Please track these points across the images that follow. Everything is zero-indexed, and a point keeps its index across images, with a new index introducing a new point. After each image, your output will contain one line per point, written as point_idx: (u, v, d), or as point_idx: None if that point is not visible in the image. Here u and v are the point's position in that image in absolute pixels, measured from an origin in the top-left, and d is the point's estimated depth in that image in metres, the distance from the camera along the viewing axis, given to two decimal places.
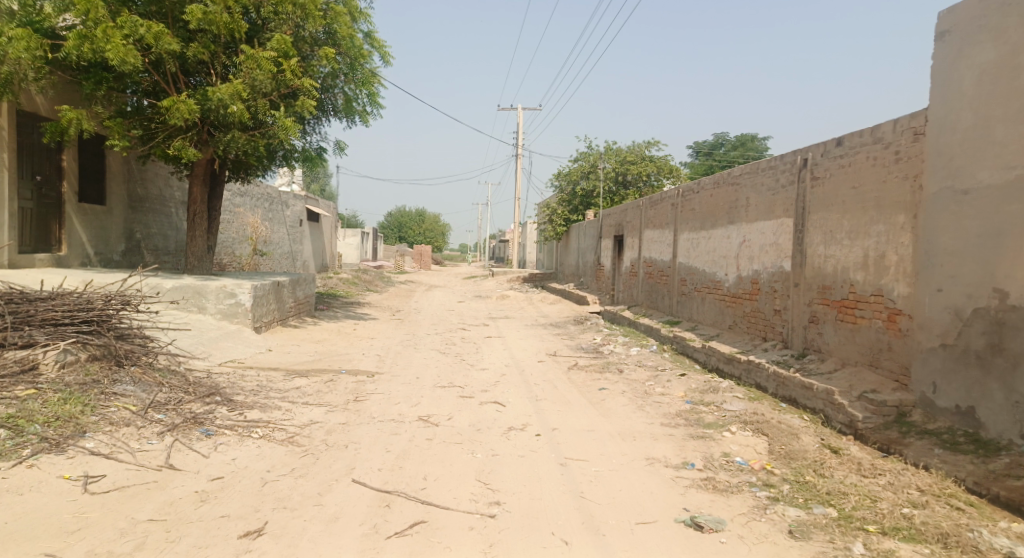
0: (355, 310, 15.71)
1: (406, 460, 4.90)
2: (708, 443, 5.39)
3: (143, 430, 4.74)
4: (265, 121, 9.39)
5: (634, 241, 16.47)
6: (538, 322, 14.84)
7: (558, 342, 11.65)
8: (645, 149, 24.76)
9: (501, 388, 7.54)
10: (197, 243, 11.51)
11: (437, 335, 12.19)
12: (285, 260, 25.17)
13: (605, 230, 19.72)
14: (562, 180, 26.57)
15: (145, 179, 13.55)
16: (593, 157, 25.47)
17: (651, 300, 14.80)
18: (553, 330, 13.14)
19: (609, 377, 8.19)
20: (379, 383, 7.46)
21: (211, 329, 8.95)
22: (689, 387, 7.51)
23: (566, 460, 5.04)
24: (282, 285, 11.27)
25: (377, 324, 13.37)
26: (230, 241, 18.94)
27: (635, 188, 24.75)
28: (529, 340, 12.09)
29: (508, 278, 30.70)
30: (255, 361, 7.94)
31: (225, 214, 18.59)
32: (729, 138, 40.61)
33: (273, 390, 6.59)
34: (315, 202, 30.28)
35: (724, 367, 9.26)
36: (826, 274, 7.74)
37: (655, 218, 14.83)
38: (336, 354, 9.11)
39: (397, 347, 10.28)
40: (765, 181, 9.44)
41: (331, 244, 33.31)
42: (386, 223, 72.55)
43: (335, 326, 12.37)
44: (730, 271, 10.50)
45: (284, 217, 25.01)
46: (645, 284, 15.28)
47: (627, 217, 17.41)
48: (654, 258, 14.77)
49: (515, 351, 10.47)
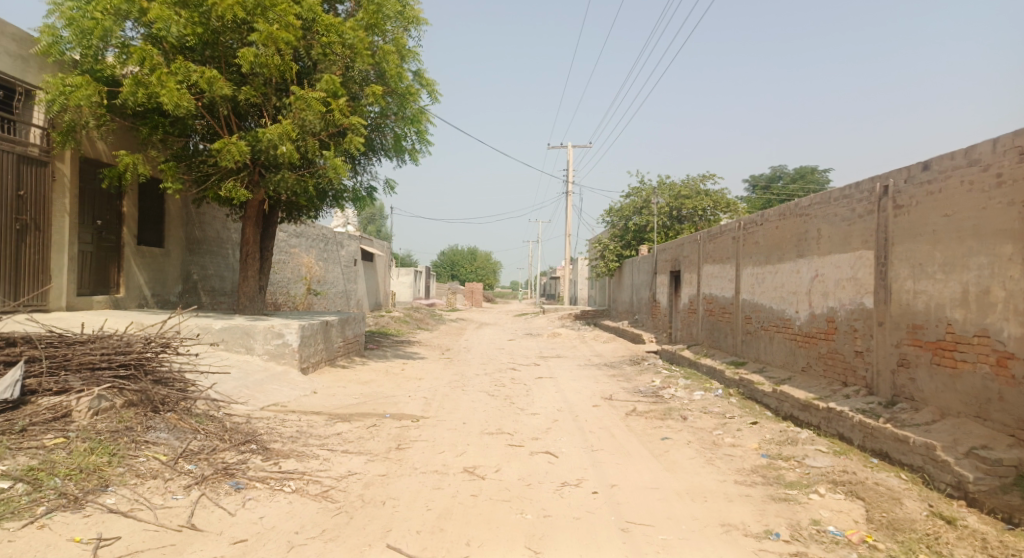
0: (405, 349, 15.44)
1: (449, 521, 4.41)
2: (793, 507, 4.70)
3: (169, 483, 4.41)
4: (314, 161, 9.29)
5: (693, 277, 15.74)
6: (592, 362, 14.21)
7: (614, 384, 11.01)
8: (701, 183, 24.09)
9: (554, 436, 6.99)
10: (248, 283, 11.47)
11: (487, 375, 11.74)
12: (338, 299, 25.31)
13: (661, 266, 19.03)
14: (614, 215, 26.07)
15: (202, 221, 13.75)
16: (646, 192, 24.93)
17: (713, 339, 13.99)
18: (608, 371, 12.49)
19: (672, 425, 7.53)
20: (425, 429, 7.03)
21: (256, 371, 8.74)
22: (763, 438, 6.78)
23: (629, 524, 4.45)
24: (331, 325, 11.04)
25: (426, 364, 13.02)
26: (284, 281, 19.11)
27: (691, 223, 24.01)
28: (583, 381, 11.49)
29: (560, 316, 30.12)
30: (298, 405, 7.64)
31: (280, 254, 18.81)
32: (787, 170, 39.40)
33: (313, 437, 6.24)
34: (368, 241, 30.63)
35: (801, 414, 8.45)
36: (917, 312, 6.96)
37: (714, 253, 14.11)
38: (382, 397, 8.75)
39: (445, 389, 9.86)
40: (838, 211, 8.73)
41: (383, 283, 33.52)
42: (439, 261, 73.24)
43: (383, 366, 12.07)
44: (802, 308, 9.73)
45: (338, 256, 25.25)
46: (706, 322, 14.49)
47: (684, 253, 16.72)
48: (714, 295, 14.02)
49: (568, 394, 9.89)
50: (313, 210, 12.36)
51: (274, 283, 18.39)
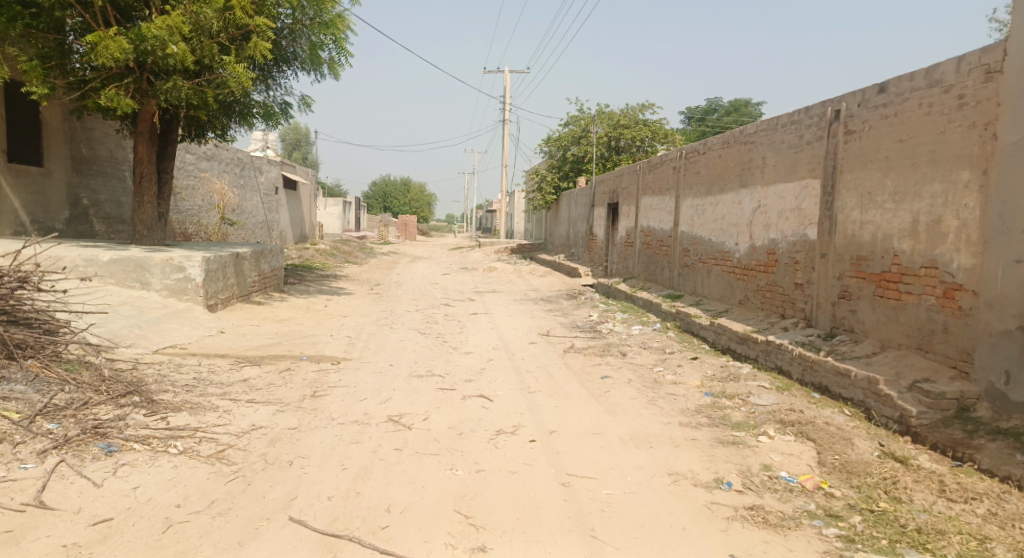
0: (330, 284, 14.55)
1: (367, 482, 3.84)
2: (743, 451, 4.38)
3: (18, 449, 3.62)
4: (213, 68, 8.08)
5: (631, 209, 15.38)
6: (528, 296, 13.78)
7: (550, 319, 10.60)
8: (640, 113, 23.57)
9: (487, 377, 6.49)
10: (144, 209, 10.25)
11: (417, 311, 11.10)
12: (258, 229, 23.80)
13: (598, 197, 18.61)
14: (551, 145, 25.33)
15: (91, 139, 12.19)
16: (584, 121, 24.23)
17: (649, 272, 13.76)
18: (545, 305, 12.08)
19: (611, 362, 7.16)
20: (345, 372, 6.38)
21: (153, 309, 7.78)
22: (705, 375, 6.50)
23: (569, 477, 4.01)
24: (242, 257, 10.01)
25: (353, 300, 12.23)
26: (195, 210, 17.62)
27: (629, 154, 23.59)
28: (518, 316, 11.04)
29: (495, 249, 29.56)
30: (200, 347, 6.82)
31: (188, 179, 17.24)
32: (722, 103, 39.42)
33: (213, 384, 5.48)
34: (292, 168, 28.83)
35: (737, 348, 8.27)
36: (862, 243, 6.71)
37: (654, 184, 13.71)
38: (300, 337, 7.99)
39: (371, 327, 9.18)
40: (785, 138, 8.35)
41: (309, 213, 31.87)
42: (370, 192, 70.89)
43: (305, 302, 11.22)
44: (742, 240, 9.48)
45: (257, 184, 23.58)
46: (643, 255, 14.24)
47: (622, 184, 16.28)
48: (652, 227, 13.71)
49: (503, 331, 9.40)
50: (218, 129, 11.05)
51: (181, 210, 16.90)
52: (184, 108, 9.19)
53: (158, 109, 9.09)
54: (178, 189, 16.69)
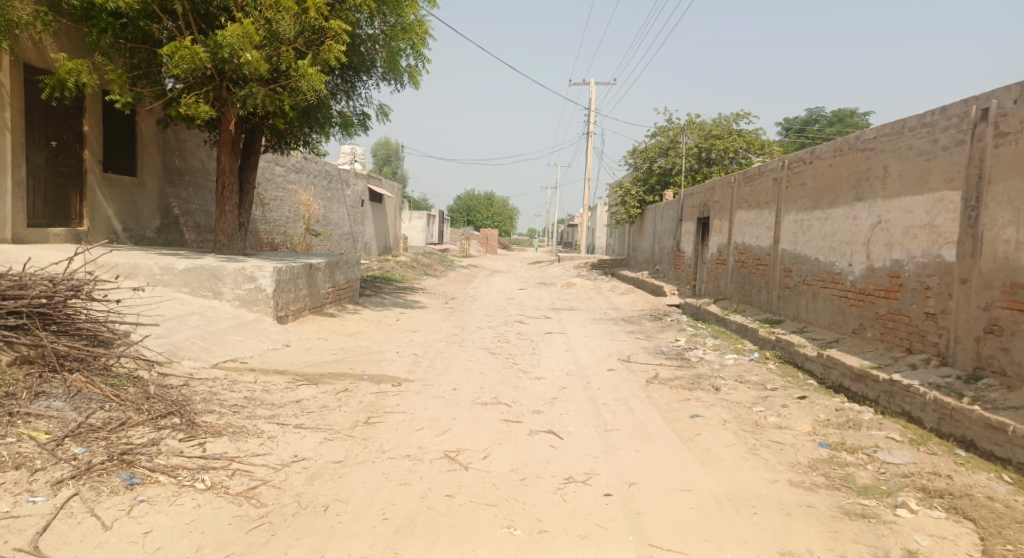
0: (406, 297, 14.31)
1: (410, 540, 3.25)
2: (877, 529, 3.48)
3: (34, 478, 3.27)
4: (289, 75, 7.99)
5: (723, 224, 14.31)
6: (609, 316, 12.96)
7: (633, 342, 9.76)
8: (734, 123, 22.29)
9: (560, 409, 5.80)
10: (226, 218, 10.28)
11: (491, 329, 10.56)
12: (343, 241, 24.20)
13: (687, 212, 17.58)
14: (637, 157, 24.40)
15: (184, 149, 12.49)
16: (673, 131, 23.17)
17: (744, 293, 12.65)
18: (627, 327, 11.24)
19: (703, 397, 6.29)
20: (405, 396, 5.86)
21: (221, 320, 7.59)
22: (816, 419, 5.52)
23: (653, 550, 3.27)
24: (315, 266, 9.80)
25: (426, 314, 11.85)
26: (282, 220, 17.97)
27: (721, 166, 22.35)
28: (598, 338, 10.28)
29: (576, 264, 28.79)
30: (262, 362, 6.51)
31: (276, 191, 17.61)
32: (824, 113, 37.04)
33: (264, 405, 5.08)
34: (378, 181, 29.30)
35: (852, 385, 7.17)
36: (1018, 268, 5.57)
37: (751, 197, 12.64)
38: (365, 354, 7.58)
39: (441, 344, 8.68)
40: (914, 143, 7.24)
41: (394, 226, 32.30)
42: (455, 205, 71.92)
43: (377, 315, 10.91)
44: (858, 261, 8.35)
45: (343, 196, 23.99)
46: (737, 274, 13.14)
47: (714, 197, 15.24)
48: (748, 244, 12.62)
49: (582, 355, 8.66)
50: (299, 138, 11.05)
51: (269, 221, 17.23)
52: (263, 115, 9.15)
53: (239, 118, 9.12)
54: (266, 200, 17.03)
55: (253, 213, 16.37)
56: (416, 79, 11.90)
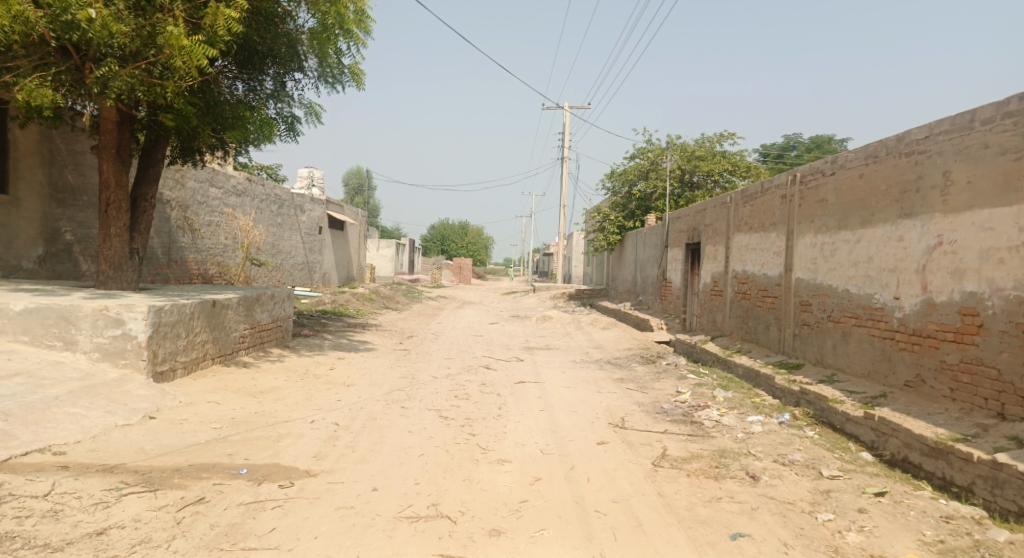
0: (352, 336, 12.22)
1: None
2: None
3: None
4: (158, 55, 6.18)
5: (717, 250, 12.61)
6: (591, 358, 11.02)
7: (624, 396, 7.80)
8: (718, 144, 20.93)
9: (532, 526, 3.79)
10: (112, 244, 8.19)
11: (447, 379, 8.54)
12: (296, 271, 22.03)
13: (673, 238, 15.91)
14: (615, 180, 22.83)
15: (81, 163, 10.39)
16: (654, 153, 21.70)
17: (747, 329, 10.86)
18: (613, 374, 9.28)
19: (739, 496, 4.32)
20: (291, 508, 3.80)
21: (62, 380, 5.46)
22: (923, 541, 3.59)
23: None
24: (218, 303, 7.70)
25: (371, 359, 9.78)
26: (217, 248, 15.82)
27: (705, 190, 20.91)
28: (579, 389, 8.33)
29: (551, 295, 26.95)
30: (92, 450, 4.41)
31: (210, 214, 15.49)
32: (802, 140, 36.31)
33: (24, 551, 2.98)
34: (339, 208, 27.26)
35: (924, 463, 5.29)
36: None
37: (752, 219, 10.96)
38: (263, 426, 5.51)
39: (376, 406, 6.62)
40: (992, 140, 5.55)
41: (357, 255, 30.18)
42: (428, 235, 70.26)
43: (306, 363, 8.81)
44: (908, 293, 6.61)
45: (297, 222, 21.93)
46: (736, 307, 11.38)
47: (704, 220, 13.60)
48: (749, 272, 10.88)
49: (560, 416, 6.66)
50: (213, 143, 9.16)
51: (201, 249, 15.11)
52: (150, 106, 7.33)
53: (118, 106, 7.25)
54: (197, 226, 14.93)
55: (179, 240, 14.24)
56: (359, 77, 10.12)
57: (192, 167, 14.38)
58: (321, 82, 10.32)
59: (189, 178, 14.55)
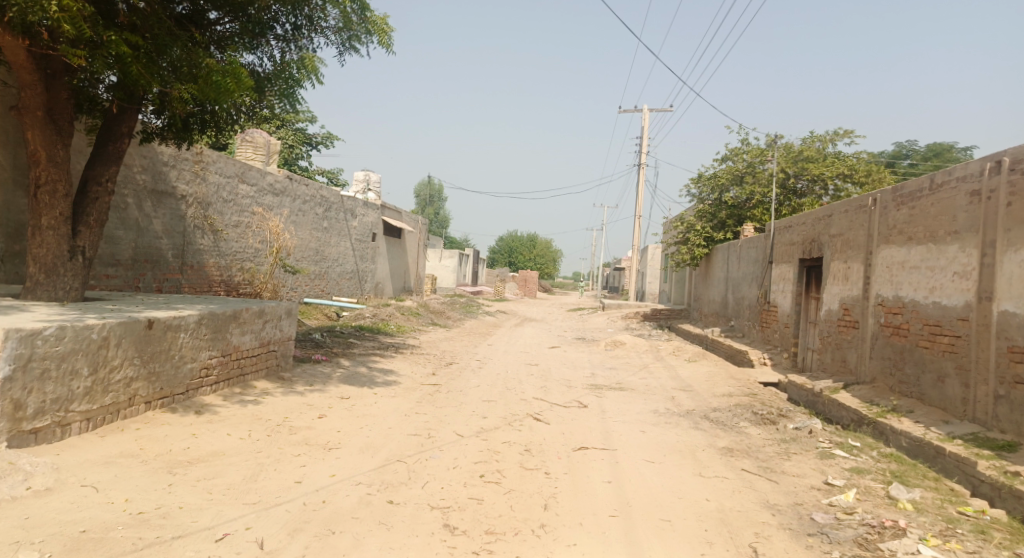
0: (378, 361, 9.93)
1: None
2: None
3: None
4: None
5: (851, 267, 9.61)
6: (679, 407, 8.26)
7: (742, 487, 5.05)
8: (832, 144, 17.67)
9: None
10: (43, 239, 6.17)
11: (480, 441, 6.01)
12: (344, 280, 20.18)
13: (781, 252, 12.90)
14: (703, 186, 19.87)
15: None
16: (752, 155, 18.63)
17: (903, 377, 7.83)
18: (716, 441, 6.50)
19: None
20: None
21: None
22: None
23: None
24: (157, 324, 5.49)
25: (385, 401, 7.39)
26: (243, 252, 13.99)
27: (813, 197, 17.71)
28: (669, 466, 5.62)
29: (624, 315, 24.09)
30: None
31: (236, 212, 13.70)
32: (917, 147, 32.11)
33: None
34: (397, 214, 25.43)
35: None
36: None
37: (911, 228, 7.99)
38: (120, 554, 3.14)
39: (348, 500, 4.16)
40: None
41: (416, 265, 28.33)
42: (498, 247, 68.63)
43: (290, 407, 6.51)
44: None
45: (347, 227, 20.11)
46: (885, 346, 8.35)
47: (828, 230, 10.63)
48: (908, 299, 7.88)
49: (642, 535, 4.00)
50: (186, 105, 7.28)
51: (224, 253, 13.33)
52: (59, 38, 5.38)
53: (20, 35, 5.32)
54: (221, 226, 13.15)
55: (198, 241, 12.45)
56: (386, 36, 7.86)
57: (213, 158, 12.62)
58: (345, 46, 8.17)
59: (211, 172, 12.77)
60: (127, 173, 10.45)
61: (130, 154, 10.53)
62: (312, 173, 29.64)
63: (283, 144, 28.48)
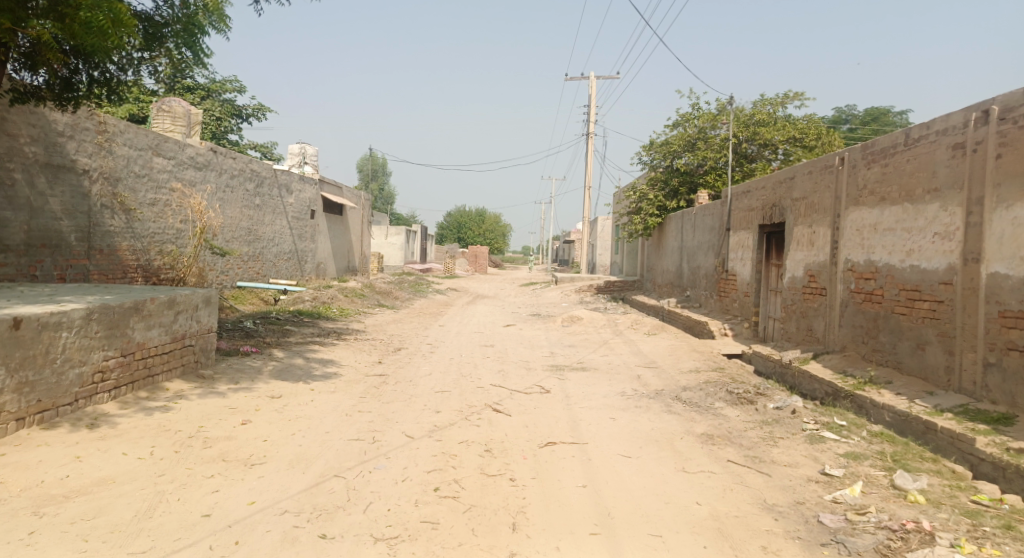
0: (316, 350, 8.99)
1: None
2: None
3: None
4: None
5: (817, 231, 9.18)
6: (647, 387, 7.67)
7: (734, 484, 4.45)
8: (782, 107, 17.39)
9: None
10: None
11: (431, 441, 5.24)
12: (281, 261, 18.89)
13: (739, 218, 12.48)
14: (654, 153, 19.37)
15: None
16: (703, 119, 18.20)
17: (877, 345, 7.43)
18: (693, 426, 5.91)
19: None
20: None
21: None
22: None
23: None
24: (27, 322, 4.47)
25: (322, 398, 6.51)
26: (161, 233, 12.65)
27: (764, 162, 17.44)
28: (646, 460, 4.99)
29: (576, 288, 23.60)
30: None
31: (151, 189, 12.32)
32: (856, 112, 32.54)
33: None
34: (337, 189, 24.09)
35: None
36: None
37: (883, 187, 7.53)
38: None
39: (269, 539, 3.33)
40: None
41: (361, 244, 27.09)
42: (445, 223, 67.33)
43: (208, 412, 5.57)
44: None
45: (282, 204, 18.77)
46: (857, 313, 7.95)
47: (790, 193, 10.18)
48: (882, 262, 7.46)
49: None
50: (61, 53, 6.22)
51: (140, 235, 12.01)
52: None
53: None
54: (134, 205, 11.81)
55: (106, 222, 11.11)
56: None
57: (119, 128, 11.20)
58: None
59: (119, 143, 11.37)
60: (13, 144, 9.06)
61: (16, 122, 9.13)
62: (243, 147, 27.84)
63: (209, 117, 26.58)
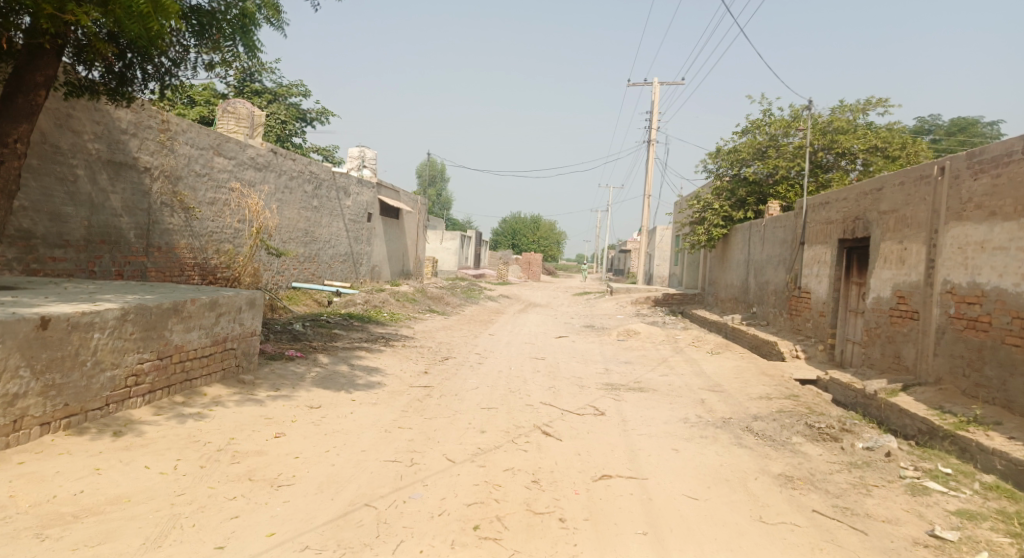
0: (362, 357, 8.67)
1: None
2: None
3: None
4: None
5: (909, 247, 8.29)
6: (713, 414, 7.00)
7: (824, 542, 3.80)
8: (863, 114, 16.27)
9: None
10: None
11: (474, 468, 4.78)
12: (336, 263, 18.89)
13: (816, 232, 11.58)
14: (721, 161, 18.49)
15: None
16: (775, 126, 17.25)
17: (981, 380, 6.56)
18: (768, 464, 5.24)
19: None
20: None
21: None
22: None
23: None
24: (56, 321, 4.24)
25: (362, 411, 6.14)
26: (218, 232, 12.69)
27: (841, 172, 16.35)
28: (717, 503, 4.39)
29: (633, 299, 22.81)
30: None
31: (210, 188, 12.37)
32: (940, 122, 30.57)
33: None
34: (395, 193, 24.08)
35: None
36: None
37: (994, 201, 6.67)
38: None
39: None
40: None
41: (416, 247, 27.05)
42: (501, 229, 67.25)
43: (242, 422, 5.27)
44: None
45: (340, 206, 18.78)
46: (957, 342, 7.06)
47: (878, 205, 9.28)
48: (991, 285, 6.58)
49: None
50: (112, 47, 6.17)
51: (197, 233, 12.08)
52: None
53: None
54: (193, 204, 11.87)
55: (166, 220, 11.17)
56: None
57: (182, 127, 11.26)
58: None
59: (181, 142, 11.43)
60: (77, 140, 9.13)
61: (81, 118, 9.20)
62: (306, 150, 28.28)
63: (274, 119, 27.10)
